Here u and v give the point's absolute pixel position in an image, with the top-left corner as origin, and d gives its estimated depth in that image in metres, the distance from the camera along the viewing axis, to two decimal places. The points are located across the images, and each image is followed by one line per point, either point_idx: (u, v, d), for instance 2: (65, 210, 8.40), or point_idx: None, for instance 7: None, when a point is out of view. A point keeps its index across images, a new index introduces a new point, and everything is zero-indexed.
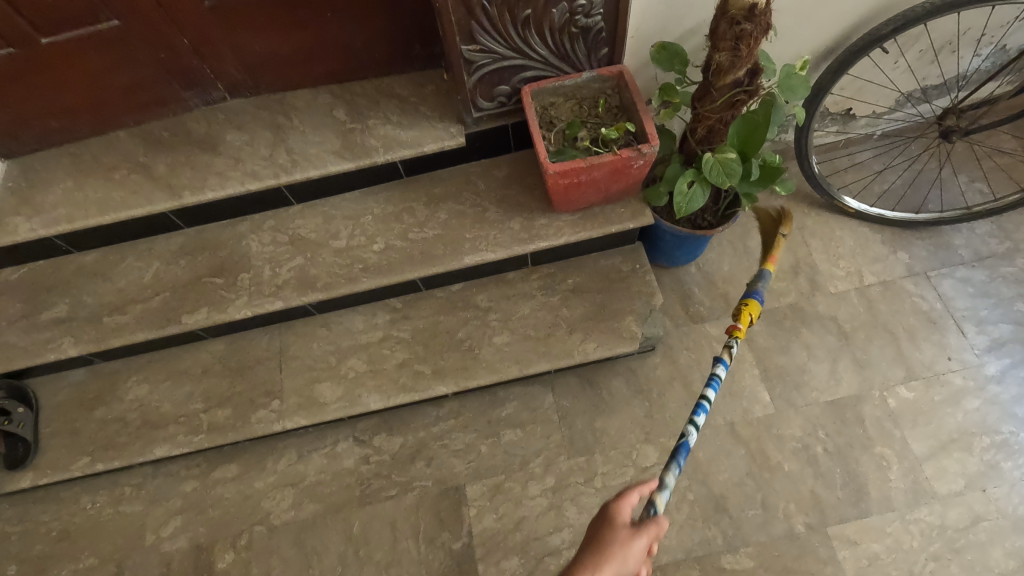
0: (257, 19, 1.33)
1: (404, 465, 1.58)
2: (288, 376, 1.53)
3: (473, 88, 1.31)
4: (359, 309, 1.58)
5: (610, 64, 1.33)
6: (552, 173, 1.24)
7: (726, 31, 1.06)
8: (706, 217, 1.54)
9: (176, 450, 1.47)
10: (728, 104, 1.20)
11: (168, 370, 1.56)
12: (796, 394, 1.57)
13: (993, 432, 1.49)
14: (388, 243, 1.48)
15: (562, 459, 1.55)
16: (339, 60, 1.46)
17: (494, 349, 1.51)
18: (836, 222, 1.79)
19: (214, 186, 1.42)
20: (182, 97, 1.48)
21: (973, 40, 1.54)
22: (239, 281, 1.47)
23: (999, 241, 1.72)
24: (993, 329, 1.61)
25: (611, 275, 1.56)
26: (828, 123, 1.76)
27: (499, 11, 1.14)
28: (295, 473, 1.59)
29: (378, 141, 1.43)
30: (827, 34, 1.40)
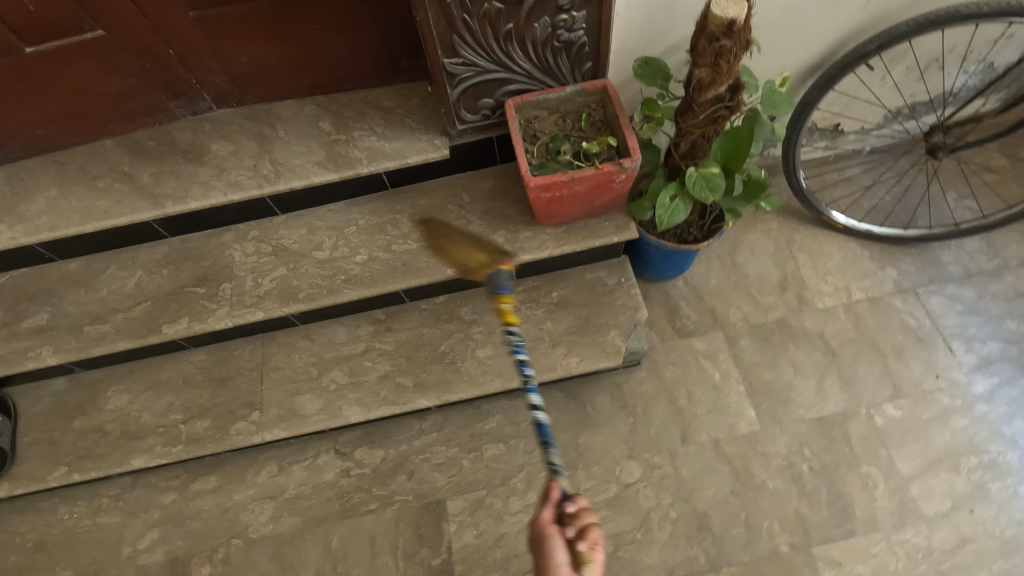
0: (242, 30, 1.33)
1: (385, 478, 1.56)
2: (269, 388, 1.51)
3: (456, 100, 1.31)
4: (342, 320, 1.57)
5: (595, 78, 1.32)
6: (533, 187, 1.23)
7: (706, 47, 1.05)
8: (692, 231, 1.54)
9: (155, 461, 1.46)
10: (709, 120, 1.19)
11: (149, 380, 1.54)
12: (782, 411, 1.56)
13: (980, 451, 1.47)
14: (371, 254, 1.47)
15: (544, 474, 1.53)
16: (325, 71, 1.46)
17: (477, 362, 1.50)
18: (825, 237, 1.78)
19: (196, 196, 1.41)
20: (169, 107, 1.48)
21: (960, 57, 1.52)
22: (221, 291, 1.46)
23: (988, 258, 1.71)
24: (982, 347, 1.59)
25: (596, 289, 1.55)
26: (816, 138, 1.76)
27: (480, 25, 1.14)
28: (275, 485, 1.57)
29: (363, 152, 1.43)
30: (812, 50, 1.40)
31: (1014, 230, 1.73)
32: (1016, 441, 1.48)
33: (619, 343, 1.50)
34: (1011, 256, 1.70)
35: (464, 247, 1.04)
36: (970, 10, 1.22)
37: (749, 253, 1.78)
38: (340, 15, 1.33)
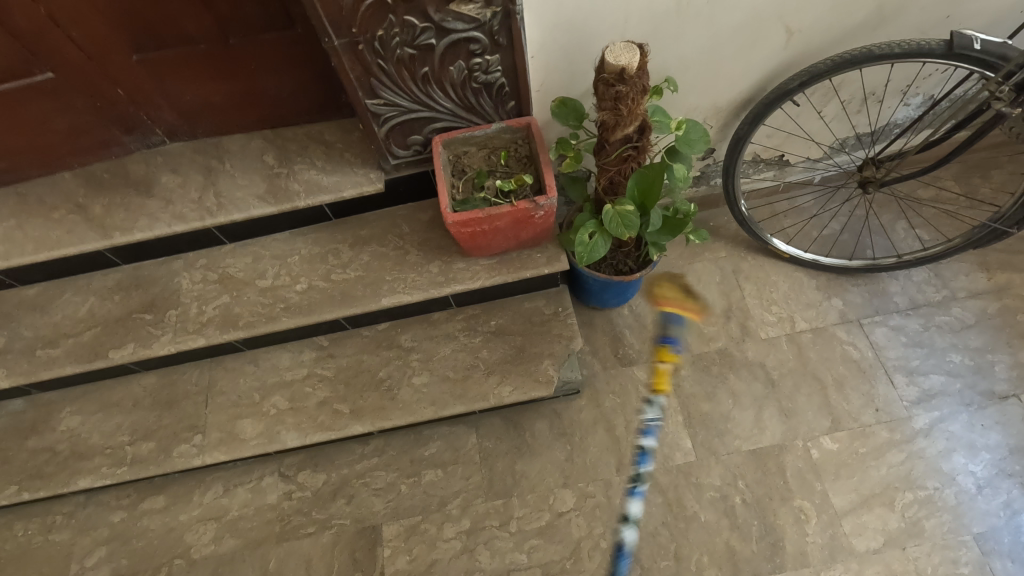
0: (184, 70, 1.39)
1: (325, 502, 1.59)
2: (212, 411, 1.56)
3: (385, 138, 1.35)
4: (287, 346, 1.62)
5: (520, 116, 1.36)
6: (451, 223, 1.26)
7: (604, 92, 1.09)
8: (628, 262, 1.56)
9: (100, 482, 1.51)
10: (620, 159, 1.23)
11: (100, 402, 1.60)
12: (719, 442, 1.56)
13: (916, 487, 1.46)
14: (311, 283, 1.52)
15: (479, 501, 1.55)
16: (269, 108, 1.52)
17: (412, 390, 1.53)
18: (771, 266, 1.78)
19: (143, 227, 1.48)
20: (123, 141, 1.54)
21: (898, 91, 1.49)
22: (167, 317, 1.52)
23: (935, 289, 1.70)
24: (924, 380, 1.58)
25: (533, 318, 1.58)
26: (762, 168, 1.74)
27: (396, 69, 1.19)
28: (219, 507, 1.61)
29: (302, 185, 1.48)
30: (738, 87, 1.42)
31: (963, 261, 1.72)
32: (953, 477, 1.46)
33: (551, 372, 1.52)
34: (958, 288, 1.69)
35: (674, 293, 1.01)
36: (884, 51, 1.23)
37: (695, 281, 1.78)
38: (276, 56, 1.39)
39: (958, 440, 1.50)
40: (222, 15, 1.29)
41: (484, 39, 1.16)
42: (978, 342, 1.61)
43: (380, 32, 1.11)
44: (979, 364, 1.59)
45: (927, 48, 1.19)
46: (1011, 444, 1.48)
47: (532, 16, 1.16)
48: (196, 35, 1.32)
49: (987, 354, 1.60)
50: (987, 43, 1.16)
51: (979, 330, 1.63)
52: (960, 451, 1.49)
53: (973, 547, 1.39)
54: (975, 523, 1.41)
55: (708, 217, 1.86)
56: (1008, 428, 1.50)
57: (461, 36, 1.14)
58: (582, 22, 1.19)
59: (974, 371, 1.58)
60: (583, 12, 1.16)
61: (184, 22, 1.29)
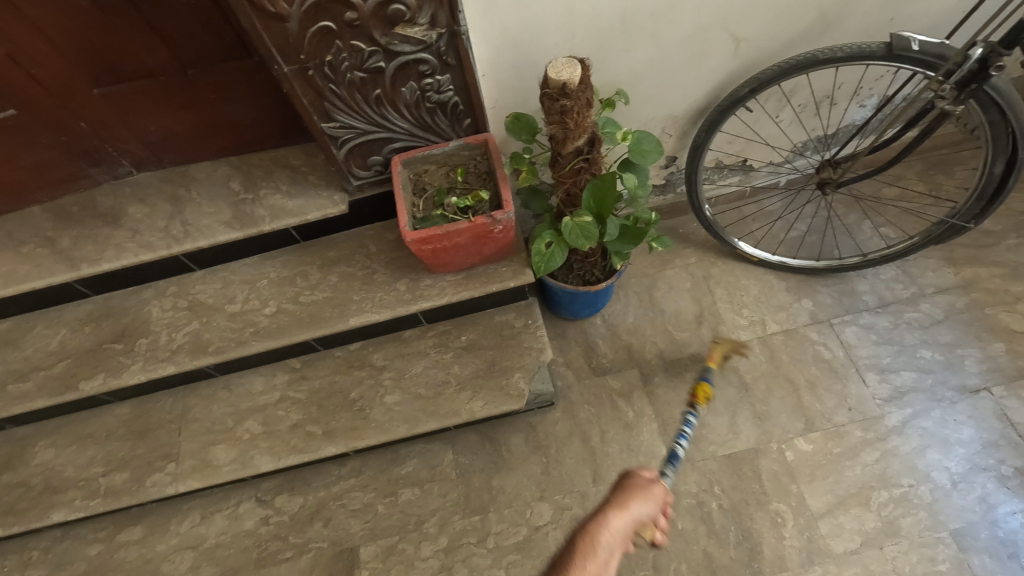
0: (145, 102, 1.41)
1: (302, 525, 1.58)
2: (186, 439, 1.56)
3: (345, 160, 1.38)
4: (260, 370, 1.62)
5: (477, 132, 1.37)
6: (411, 241, 1.28)
7: (550, 107, 1.11)
8: (595, 271, 1.57)
9: (73, 515, 1.51)
10: (574, 171, 1.26)
11: (74, 434, 1.60)
12: (693, 448, 1.55)
13: (892, 485, 1.45)
14: (280, 306, 1.53)
15: (456, 518, 1.54)
16: (232, 135, 1.54)
17: (385, 409, 1.53)
18: (741, 270, 1.79)
19: (110, 258, 1.49)
20: (90, 173, 1.55)
21: (851, 93, 1.53)
22: (137, 346, 1.53)
23: (903, 286, 1.71)
24: (895, 377, 1.58)
25: (504, 330, 1.59)
26: (727, 174, 1.76)
27: (348, 92, 1.21)
28: (196, 535, 1.59)
29: (267, 211, 1.50)
30: (691, 97, 1.46)
31: (930, 257, 1.74)
32: (928, 474, 1.46)
33: (523, 386, 1.52)
34: (926, 283, 1.70)
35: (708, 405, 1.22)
36: (827, 55, 1.26)
37: (667, 289, 1.79)
38: (236, 85, 1.41)
39: (931, 436, 1.50)
40: (178, 47, 1.31)
41: (433, 59, 1.18)
42: (947, 338, 1.62)
43: (329, 57, 1.13)
44: (950, 359, 1.59)
45: (867, 51, 1.23)
46: (985, 438, 1.48)
47: (478, 36, 1.19)
48: (155, 67, 1.35)
49: (957, 349, 1.60)
50: (925, 44, 1.19)
51: (948, 325, 1.64)
52: (934, 447, 1.49)
53: (951, 543, 1.38)
54: (952, 519, 1.40)
55: (676, 224, 1.87)
56: (980, 422, 1.50)
57: (409, 58, 1.16)
58: (528, 39, 1.23)
59: (945, 366, 1.58)
60: (528, 30, 1.20)
61: (141, 55, 1.32)
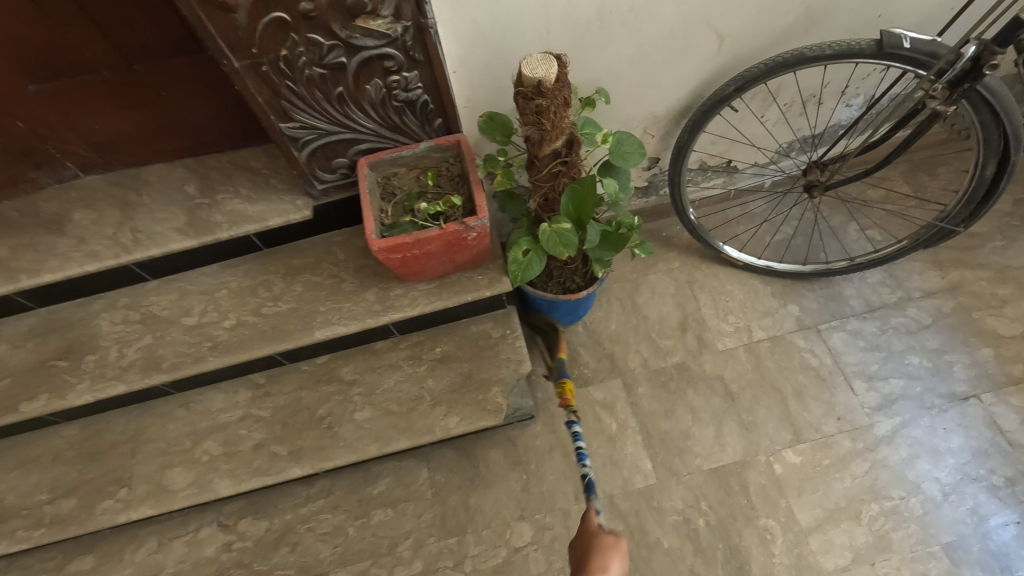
0: (88, 100, 1.30)
1: (268, 551, 1.48)
2: (140, 462, 1.45)
3: (308, 162, 1.28)
4: (220, 386, 1.52)
5: (449, 133, 1.29)
6: (378, 250, 1.19)
7: (524, 106, 1.04)
8: (576, 278, 1.50)
9: (16, 546, 1.39)
10: (552, 174, 1.18)
11: (17, 458, 1.48)
12: (679, 462, 1.49)
13: (882, 498, 1.41)
14: (240, 319, 1.43)
15: (432, 540, 1.46)
16: (187, 135, 1.43)
17: (354, 427, 1.44)
18: (726, 275, 1.74)
19: (53, 269, 1.38)
20: (31, 177, 1.44)
21: (838, 92, 1.48)
22: (84, 363, 1.42)
23: (890, 290, 1.67)
24: (883, 385, 1.54)
25: (480, 341, 1.51)
26: (711, 175, 1.70)
27: (307, 90, 1.12)
28: (152, 564, 1.49)
29: (225, 216, 1.40)
30: (674, 96, 1.39)
31: (916, 260, 1.70)
32: (918, 485, 1.42)
33: (500, 400, 1.45)
34: (913, 287, 1.66)
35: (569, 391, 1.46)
36: (816, 53, 1.20)
37: (650, 294, 1.72)
38: (188, 81, 1.31)
39: (920, 445, 1.46)
40: (121, 40, 1.21)
41: (399, 55, 1.10)
42: (935, 343, 1.58)
43: (284, 52, 1.04)
44: (938, 366, 1.55)
45: (857, 48, 1.17)
46: (974, 446, 1.45)
47: (448, 29, 1.11)
48: (97, 62, 1.24)
49: (945, 355, 1.57)
50: (917, 42, 1.14)
51: (935, 330, 1.60)
52: (924, 457, 1.45)
53: (942, 557, 1.34)
54: (943, 532, 1.36)
55: (659, 227, 1.81)
56: (970, 431, 1.47)
57: (372, 53, 1.08)
58: (502, 34, 1.15)
59: (933, 373, 1.54)
60: (501, 24, 1.13)
61: (81, 48, 1.21)
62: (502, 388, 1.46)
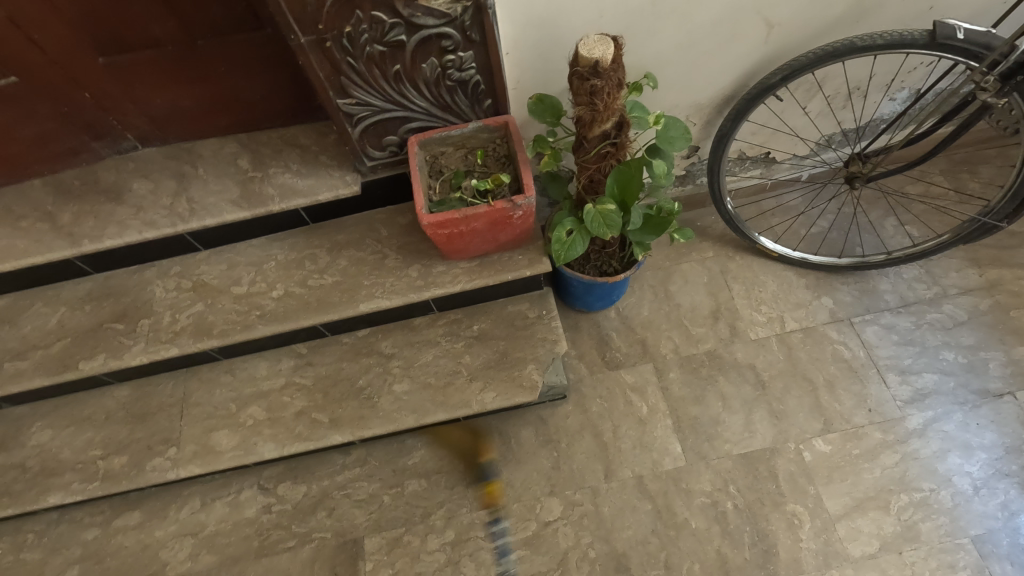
0: (150, 73, 1.36)
1: (305, 515, 1.54)
2: (187, 424, 1.51)
3: (359, 139, 1.33)
4: (264, 355, 1.57)
5: (497, 114, 1.33)
6: (427, 225, 1.23)
7: (579, 87, 1.06)
8: (613, 263, 1.53)
9: (71, 498, 1.46)
10: (599, 156, 1.21)
11: (72, 415, 1.55)
12: (708, 447, 1.51)
13: (911, 489, 1.42)
14: (287, 290, 1.48)
15: (463, 511, 1.50)
16: (241, 111, 1.48)
17: (393, 398, 1.48)
18: (760, 266, 1.75)
19: (112, 235, 1.44)
20: (92, 147, 1.50)
21: (883, 85, 1.48)
22: (138, 327, 1.48)
23: (926, 286, 1.66)
24: (916, 379, 1.55)
25: (517, 321, 1.54)
26: (749, 166, 1.71)
27: (366, 67, 1.16)
28: (195, 522, 1.55)
29: (276, 190, 1.45)
30: (719, 84, 1.41)
31: (953, 257, 1.69)
32: (949, 478, 1.42)
33: (536, 378, 1.48)
34: (950, 284, 1.66)
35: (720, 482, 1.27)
36: (866, 42, 1.21)
37: (683, 282, 1.74)
38: (247, 57, 1.36)
39: (952, 440, 1.47)
40: (187, 15, 1.26)
41: (457, 35, 1.13)
42: (970, 340, 1.58)
43: (348, 28, 1.08)
44: (972, 362, 1.55)
45: (909, 39, 1.18)
46: (1007, 443, 1.45)
47: (505, 11, 1.14)
48: (163, 37, 1.29)
49: (980, 352, 1.56)
50: (970, 33, 1.14)
51: (971, 327, 1.60)
52: (955, 452, 1.45)
53: (971, 550, 1.35)
54: (973, 525, 1.37)
55: (694, 217, 1.83)
56: (1003, 427, 1.47)
57: (431, 32, 1.11)
58: (556, 17, 1.18)
59: (968, 369, 1.55)
60: (557, 7, 1.15)
61: (149, 23, 1.26)
62: (538, 367, 1.49)
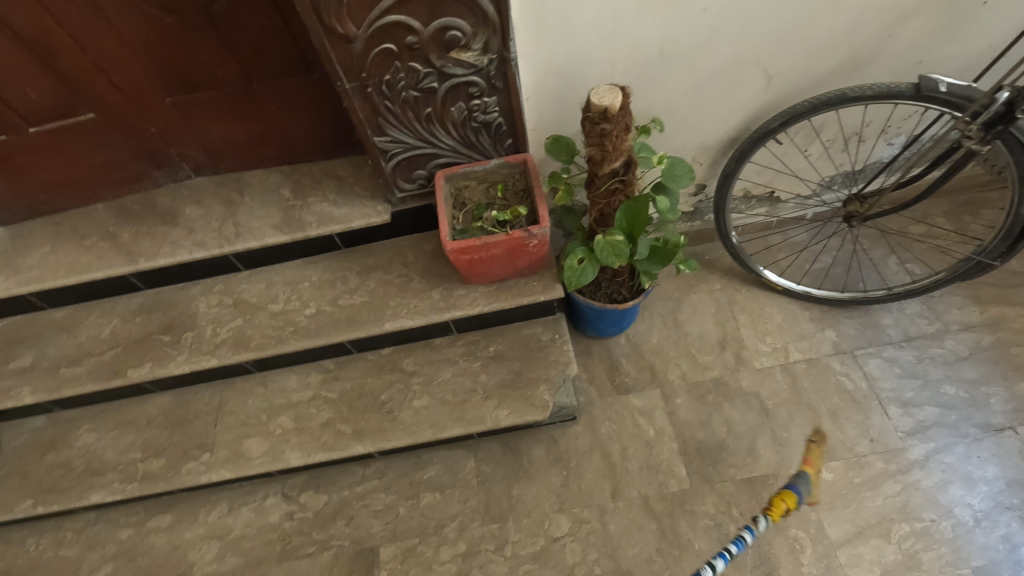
0: (210, 111, 1.53)
1: (325, 523, 1.62)
2: (221, 430, 1.62)
3: (392, 173, 1.46)
4: (295, 369, 1.69)
5: (517, 152, 1.46)
6: (451, 250, 1.35)
7: (590, 130, 1.19)
8: (623, 290, 1.62)
9: (111, 496, 1.57)
10: (609, 192, 1.33)
11: (116, 419, 1.68)
12: (712, 470, 1.57)
13: (913, 518, 1.45)
14: (319, 308, 1.60)
15: (475, 525, 1.57)
16: (286, 145, 1.64)
17: (412, 412, 1.58)
18: (765, 298, 1.82)
19: (166, 254, 1.59)
20: (152, 175, 1.67)
21: (879, 131, 1.58)
22: (183, 338, 1.61)
23: (928, 321, 1.72)
24: (919, 411, 1.59)
25: (531, 343, 1.64)
26: (754, 204, 1.81)
27: (402, 109, 1.30)
28: (222, 526, 1.64)
29: (314, 217, 1.59)
30: (722, 128, 1.52)
31: (955, 294, 1.75)
32: (950, 509, 1.46)
33: (547, 397, 1.56)
34: (952, 320, 1.71)
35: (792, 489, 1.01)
36: (857, 93, 1.32)
37: (691, 312, 1.83)
38: (295, 98, 1.52)
39: (954, 471, 1.50)
40: (246, 62, 1.43)
41: (482, 83, 1.27)
42: (972, 375, 1.62)
43: (387, 77, 1.23)
44: (974, 397, 1.59)
45: (896, 91, 1.29)
46: (1009, 477, 1.48)
47: (526, 62, 1.28)
48: (224, 79, 1.46)
49: (982, 387, 1.60)
50: (952, 87, 1.24)
51: (973, 363, 1.64)
52: (957, 483, 1.48)
53: None
54: (974, 556, 1.40)
55: (702, 250, 1.92)
56: (1005, 461, 1.50)
57: (460, 80, 1.25)
58: (572, 67, 1.31)
59: (970, 403, 1.59)
60: (572, 59, 1.29)
61: (212, 68, 1.44)
62: (549, 387, 1.57)
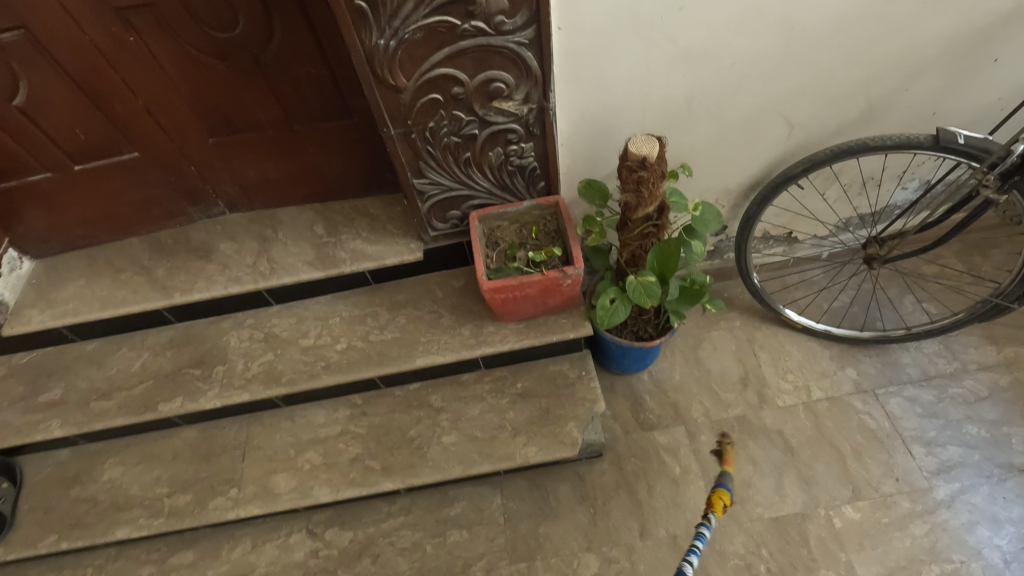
0: (249, 151, 1.58)
1: (351, 561, 1.61)
2: (249, 465, 1.63)
3: (427, 212, 1.51)
4: (323, 403, 1.70)
5: (548, 194, 1.50)
6: (487, 289, 1.38)
7: (627, 177, 1.24)
8: (649, 328, 1.65)
9: (136, 532, 1.56)
10: (642, 235, 1.37)
11: (142, 453, 1.68)
12: (739, 509, 1.57)
13: (942, 560, 1.46)
14: (350, 343, 1.63)
15: (503, 563, 1.56)
16: (320, 183, 1.69)
17: (441, 449, 1.59)
18: (785, 336, 1.86)
19: (201, 289, 1.62)
20: (188, 211, 1.71)
21: (895, 175, 1.64)
22: (214, 372, 1.63)
23: (946, 360, 1.75)
24: (942, 451, 1.61)
25: (558, 380, 1.66)
26: (772, 244, 1.86)
27: (442, 154, 1.35)
28: (246, 563, 1.63)
29: (348, 254, 1.63)
30: (745, 172, 1.58)
31: (972, 334, 1.79)
32: (979, 551, 1.46)
33: (576, 435, 1.57)
34: (969, 360, 1.75)
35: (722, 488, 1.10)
36: (878, 143, 1.37)
37: (712, 349, 1.86)
38: (333, 140, 1.57)
39: (980, 512, 1.51)
40: (289, 106, 1.48)
41: (521, 129, 1.33)
42: (992, 415, 1.65)
43: (431, 123, 1.28)
44: (996, 437, 1.61)
45: (916, 141, 1.34)
46: None
47: (562, 110, 1.34)
48: (266, 122, 1.52)
49: (1002, 427, 1.63)
50: (970, 139, 1.30)
51: (992, 403, 1.67)
52: (984, 524, 1.49)
53: None
54: None
55: (722, 288, 1.96)
56: None
57: (500, 127, 1.31)
58: (605, 115, 1.37)
59: (991, 443, 1.61)
60: (606, 108, 1.35)
61: (256, 111, 1.49)
62: (577, 424, 1.59)
